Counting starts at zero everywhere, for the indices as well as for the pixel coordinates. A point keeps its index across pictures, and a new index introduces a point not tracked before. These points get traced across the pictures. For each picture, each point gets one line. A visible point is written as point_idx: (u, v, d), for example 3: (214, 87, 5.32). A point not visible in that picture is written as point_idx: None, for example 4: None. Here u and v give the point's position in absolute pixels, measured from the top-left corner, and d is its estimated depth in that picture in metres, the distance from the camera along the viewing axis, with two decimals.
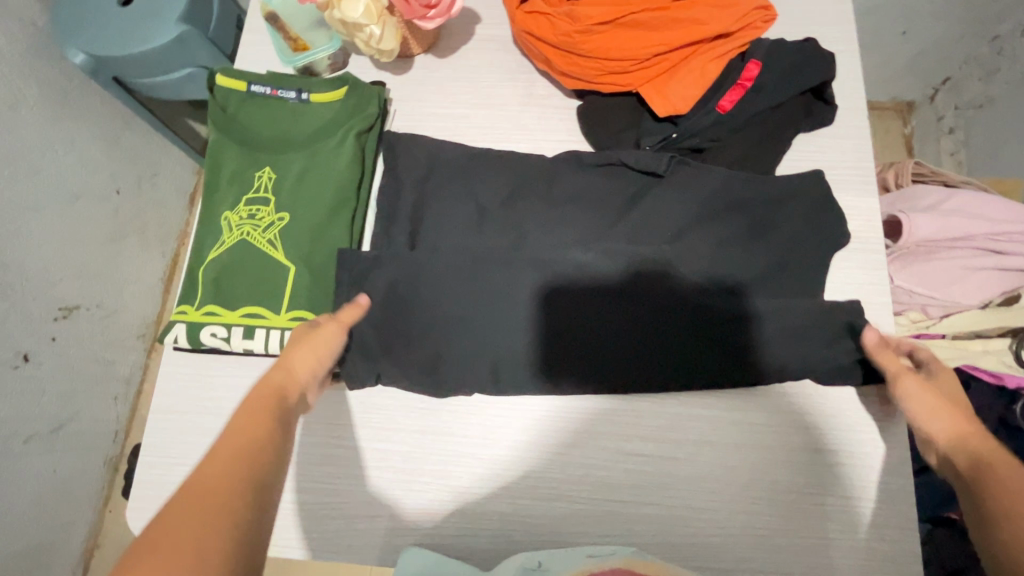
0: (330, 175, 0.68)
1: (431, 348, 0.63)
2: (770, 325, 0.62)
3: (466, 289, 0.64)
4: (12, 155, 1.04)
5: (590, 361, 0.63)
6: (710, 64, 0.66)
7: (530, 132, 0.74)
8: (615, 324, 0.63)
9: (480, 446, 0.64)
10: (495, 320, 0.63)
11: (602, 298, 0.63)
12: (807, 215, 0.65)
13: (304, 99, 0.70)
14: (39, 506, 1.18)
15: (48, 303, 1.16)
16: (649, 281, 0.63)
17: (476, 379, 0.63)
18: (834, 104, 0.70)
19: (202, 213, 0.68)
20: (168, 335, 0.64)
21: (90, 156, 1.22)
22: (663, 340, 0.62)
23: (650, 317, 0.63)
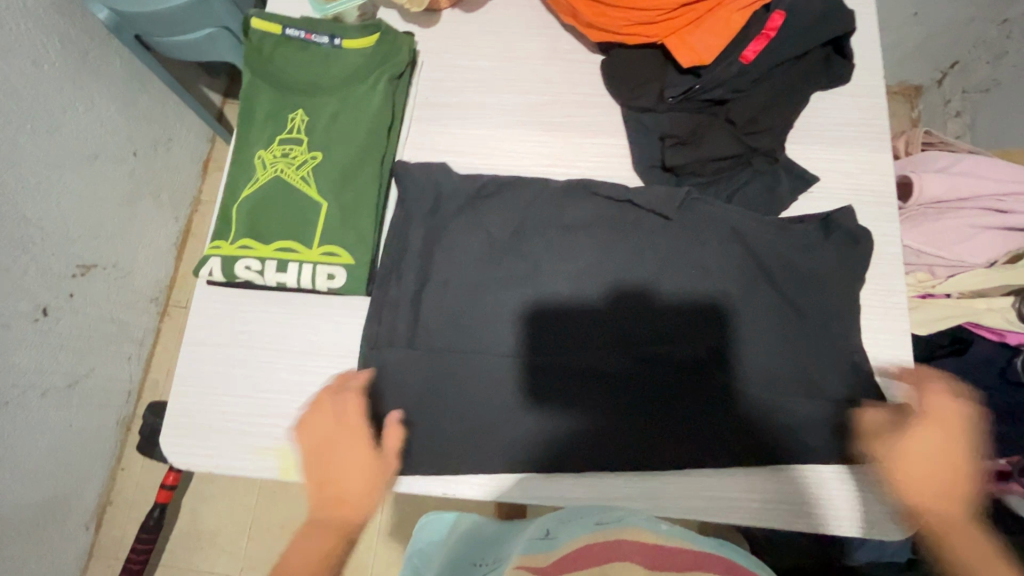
0: (362, 120, 0.70)
1: (450, 377, 0.65)
2: (765, 313, 0.66)
3: (486, 295, 0.68)
4: (34, 110, 1.05)
5: (602, 404, 0.64)
6: (734, 14, 0.66)
7: (554, 86, 0.76)
8: (626, 371, 0.65)
9: (491, 427, 0.64)
10: (503, 332, 0.67)
11: (604, 289, 0.68)
12: (819, 265, 0.67)
13: (337, 44, 0.71)
14: (56, 458, 1.20)
15: (66, 261, 1.18)
16: (658, 321, 0.66)
17: (491, 413, 0.64)
18: (851, 60, 0.70)
19: (237, 152, 0.70)
20: (202, 268, 0.67)
21: (108, 118, 1.23)
22: (662, 329, 0.66)
23: (649, 306, 0.67)
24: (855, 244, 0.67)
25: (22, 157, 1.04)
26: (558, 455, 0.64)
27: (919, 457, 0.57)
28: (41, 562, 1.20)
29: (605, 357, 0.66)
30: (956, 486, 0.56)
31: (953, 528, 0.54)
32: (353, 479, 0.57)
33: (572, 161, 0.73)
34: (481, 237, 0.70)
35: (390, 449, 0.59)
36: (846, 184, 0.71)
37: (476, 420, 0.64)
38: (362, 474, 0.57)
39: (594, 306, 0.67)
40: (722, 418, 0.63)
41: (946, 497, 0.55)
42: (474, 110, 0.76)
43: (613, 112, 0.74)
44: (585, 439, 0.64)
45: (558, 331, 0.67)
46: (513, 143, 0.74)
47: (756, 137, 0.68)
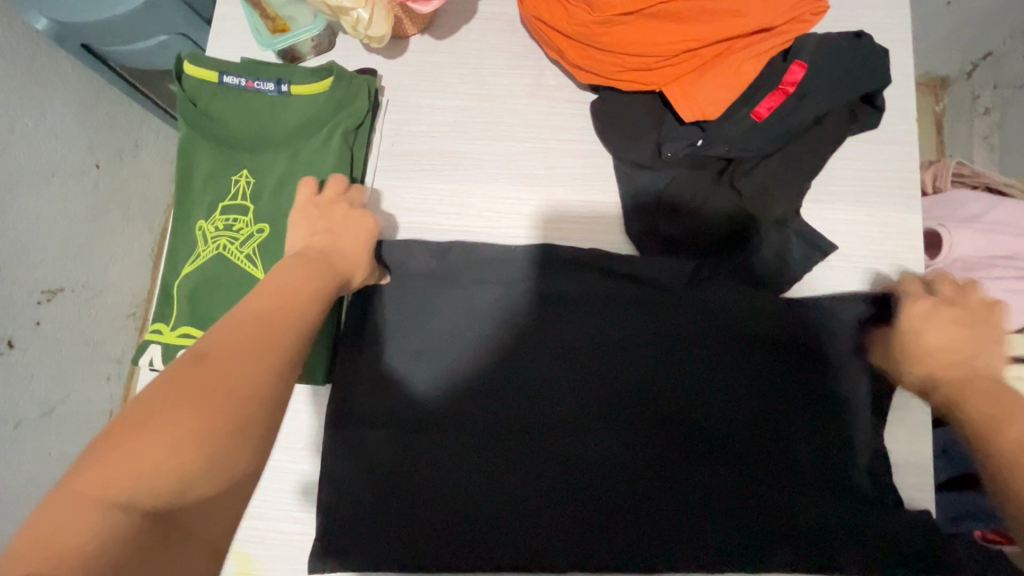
0: (314, 181, 0.61)
1: (422, 460, 0.59)
2: (766, 396, 0.59)
3: (472, 366, 0.61)
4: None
5: (610, 465, 0.58)
6: (747, 64, 0.57)
7: (537, 130, 0.67)
8: (637, 427, 0.59)
9: (461, 531, 0.57)
10: (475, 418, 0.60)
11: (588, 366, 0.61)
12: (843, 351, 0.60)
13: (284, 91, 0.62)
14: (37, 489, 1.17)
15: (30, 288, 1.10)
16: (649, 394, 0.60)
17: (478, 488, 0.58)
18: (883, 112, 0.59)
19: (177, 220, 0.62)
20: (143, 357, 0.60)
21: (62, 129, 1.13)
22: (651, 411, 0.60)
23: (638, 384, 0.60)
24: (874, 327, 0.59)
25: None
26: (537, 556, 0.56)
27: (949, 321, 0.52)
28: None
29: (614, 411, 0.60)
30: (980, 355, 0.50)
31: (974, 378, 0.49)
32: (348, 250, 0.52)
33: (556, 221, 0.65)
34: (452, 311, 0.62)
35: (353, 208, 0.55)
36: (867, 250, 0.62)
37: (444, 517, 0.57)
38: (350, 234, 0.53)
39: (603, 356, 0.61)
40: (726, 500, 0.57)
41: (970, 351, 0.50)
42: (446, 160, 0.67)
43: (603, 165, 0.65)
44: (583, 507, 0.57)
45: (562, 384, 0.61)
46: (490, 201, 0.65)
47: (767, 203, 0.59)
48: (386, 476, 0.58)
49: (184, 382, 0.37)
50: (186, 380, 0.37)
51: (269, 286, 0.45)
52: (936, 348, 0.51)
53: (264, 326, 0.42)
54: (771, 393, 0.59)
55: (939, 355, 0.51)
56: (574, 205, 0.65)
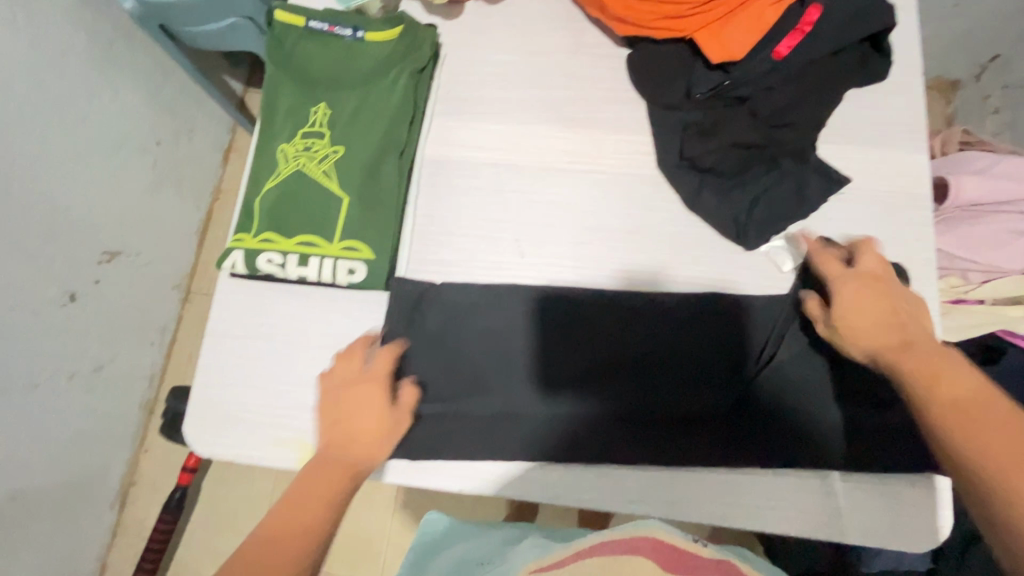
0: (383, 113, 0.69)
1: (458, 383, 0.65)
2: (774, 331, 0.64)
3: (504, 290, 0.68)
4: (73, 77, 0.98)
5: (620, 407, 0.64)
6: (768, 9, 0.64)
7: (578, 80, 0.75)
8: (655, 369, 0.65)
9: (494, 442, 0.64)
10: (505, 350, 0.66)
11: (604, 313, 0.67)
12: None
13: (360, 37, 0.71)
14: (76, 450, 1.12)
15: (91, 246, 1.08)
16: (659, 339, 0.66)
17: (507, 412, 0.64)
18: (890, 58, 0.67)
19: (260, 144, 0.71)
20: (226, 261, 0.68)
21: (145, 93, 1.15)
22: (661, 355, 0.66)
23: (650, 329, 0.66)
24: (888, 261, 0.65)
25: (64, 126, 0.97)
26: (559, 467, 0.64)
27: (855, 298, 0.53)
28: (67, 543, 1.15)
29: (628, 363, 0.66)
30: (904, 333, 0.51)
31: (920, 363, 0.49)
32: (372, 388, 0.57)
33: (593, 158, 0.72)
34: (491, 250, 0.70)
35: (380, 369, 0.59)
36: (879, 186, 0.68)
37: (481, 431, 0.64)
38: (375, 418, 0.56)
39: (611, 315, 0.67)
40: (731, 430, 0.63)
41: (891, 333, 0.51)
42: (496, 104, 0.75)
43: (637, 109, 0.73)
44: (626, 447, 0.63)
45: (577, 342, 0.66)
46: (535, 139, 0.73)
47: (785, 135, 0.66)
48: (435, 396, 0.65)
49: (280, 545, 0.48)
50: (285, 533, 0.49)
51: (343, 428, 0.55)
52: (862, 339, 0.52)
53: (299, 507, 0.51)
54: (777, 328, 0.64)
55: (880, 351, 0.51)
56: (610, 145, 0.72)
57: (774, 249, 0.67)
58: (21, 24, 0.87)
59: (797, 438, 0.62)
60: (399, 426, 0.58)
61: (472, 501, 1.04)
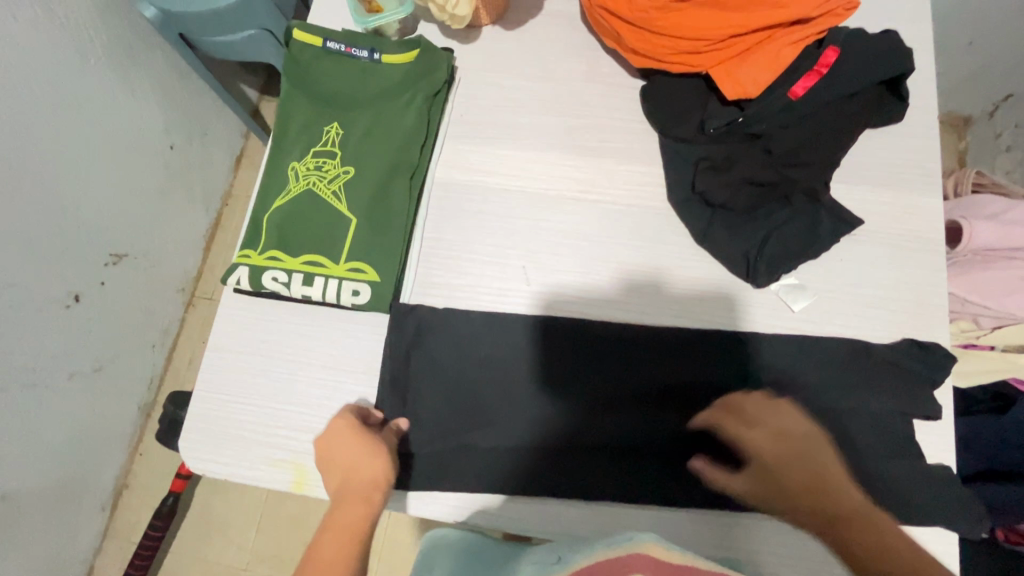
0: (396, 135, 0.69)
1: (457, 414, 0.64)
2: (775, 374, 0.63)
3: (506, 323, 0.67)
4: (90, 79, 0.98)
5: (620, 446, 0.63)
6: (786, 49, 0.64)
7: (591, 108, 0.75)
8: (657, 407, 0.64)
9: (493, 474, 0.63)
10: (505, 381, 0.65)
11: (608, 346, 0.66)
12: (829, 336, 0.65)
13: (376, 59, 0.71)
14: (70, 452, 1.11)
15: (98, 247, 1.08)
16: (662, 376, 0.64)
17: (504, 446, 0.63)
18: (907, 101, 0.67)
19: (271, 161, 0.71)
20: (230, 277, 0.67)
21: (161, 97, 1.15)
22: (664, 392, 0.64)
23: (654, 365, 0.65)
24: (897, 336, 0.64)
25: (78, 126, 0.98)
26: (558, 502, 0.63)
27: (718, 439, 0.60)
28: (57, 543, 1.14)
29: (633, 405, 0.64)
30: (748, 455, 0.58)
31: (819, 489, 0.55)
32: (367, 469, 0.58)
33: (604, 187, 0.72)
34: (497, 277, 0.70)
35: (349, 422, 0.60)
36: (891, 228, 0.67)
37: (480, 463, 0.63)
38: (360, 460, 0.58)
39: (617, 354, 0.65)
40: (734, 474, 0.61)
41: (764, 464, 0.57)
42: (508, 130, 0.75)
43: (648, 140, 0.73)
44: (627, 487, 0.62)
45: (583, 381, 0.65)
46: (546, 166, 0.73)
47: (800, 174, 0.66)
48: (435, 429, 0.64)
49: None
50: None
51: (338, 520, 0.56)
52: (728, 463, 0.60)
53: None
54: (781, 372, 0.63)
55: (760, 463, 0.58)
56: (621, 176, 0.72)
57: (785, 287, 0.66)
58: (44, 26, 0.88)
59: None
60: (385, 448, 0.60)
61: None
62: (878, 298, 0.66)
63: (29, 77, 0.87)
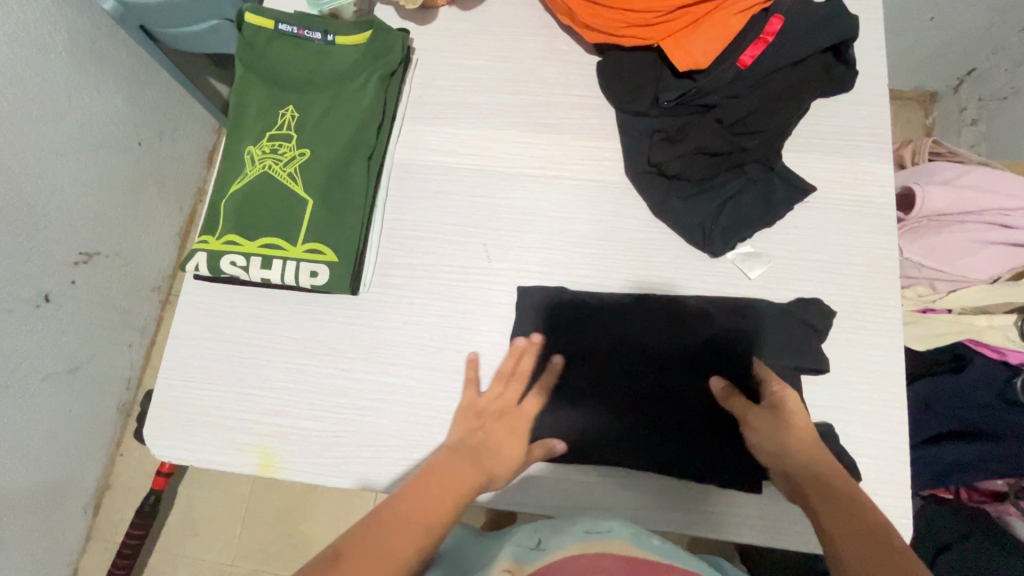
0: (352, 116, 0.69)
1: (423, 390, 0.65)
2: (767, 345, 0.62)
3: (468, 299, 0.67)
4: (51, 74, 0.96)
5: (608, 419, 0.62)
6: (733, 18, 0.65)
7: (549, 86, 0.75)
8: (652, 381, 0.63)
9: None
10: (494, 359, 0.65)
11: (602, 319, 0.65)
12: (785, 301, 0.66)
13: (329, 41, 0.71)
14: (48, 454, 1.10)
15: (68, 246, 1.06)
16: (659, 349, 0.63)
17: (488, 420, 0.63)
18: (854, 69, 0.68)
19: (228, 147, 0.71)
20: (189, 263, 0.67)
21: (127, 92, 1.13)
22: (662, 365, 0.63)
23: (650, 338, 0.64)
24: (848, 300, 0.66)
25: (39, 123, 0.96)
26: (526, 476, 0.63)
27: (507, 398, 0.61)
28: (39, 547, 1.13)
29: (645, 385, 0.63)
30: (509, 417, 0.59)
31: (832, 477, 0.48)
32: None
33: (563, 164, 0.72)
34: (457, 256, 0.70)
35: None
36: (844, 195, 0.69)
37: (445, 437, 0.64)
38: None
39: (620, 333, 0.64)
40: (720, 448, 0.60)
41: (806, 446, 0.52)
42: (468, 110, 0.75)
43: (605, 116, 0.73)
44: (632, 460, 0.61)
45: (591, 362, 0.64)
46: (505, 144, 0.73)
47: (753, 143, 0.67)
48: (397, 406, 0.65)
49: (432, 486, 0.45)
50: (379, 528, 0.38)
51: None
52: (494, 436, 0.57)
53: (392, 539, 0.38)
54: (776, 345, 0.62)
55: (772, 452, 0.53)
56: (580, 154, 0.72)
57: (741, 256, 0.67)
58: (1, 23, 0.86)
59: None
60: None
61: None
62: (833, 263, 0.67)
63: None
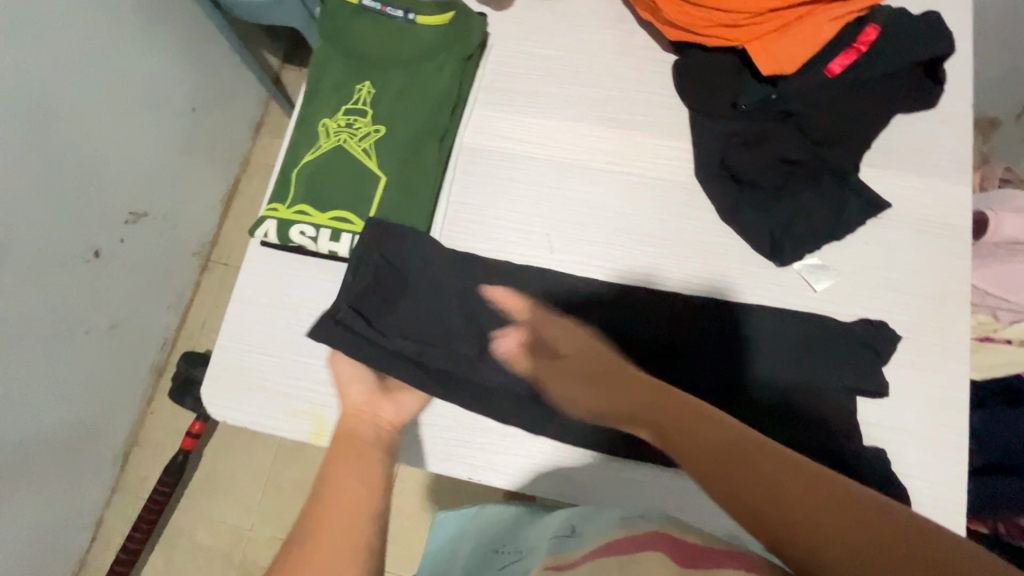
0: (429, 96, 0.70)
1: None
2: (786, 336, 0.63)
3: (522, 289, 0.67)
4: (118, 34, 0.98)
5: None
6: (828, 24, 0.63)
7: (621, 81, 0.74)
8: (662, 365, 0.64)
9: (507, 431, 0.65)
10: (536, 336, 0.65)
11: (610, 302, 0.66)
12: (848, 317, 0.65)
13: (411, 19, 0.71)
14: (85, 404, 1.13)
15: (119, 204, 1.09)
16: (672, 334, 0.64)
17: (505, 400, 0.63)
18: (941, 84, 0.66)
19: (302, 117, 0.71)
20: (258, 229, 0.68)
21: (187, 58, 1.15)
22: (674, 350, 0.64)
23: (660, 323, 0.65)
24: (913, 322, 0.65)
25: (104, 82, 0.98)
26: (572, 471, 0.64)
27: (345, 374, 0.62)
28: (70, 492, 1.16)
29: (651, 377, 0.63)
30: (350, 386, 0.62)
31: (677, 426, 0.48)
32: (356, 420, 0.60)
33: (630, 161, 0.72)
34: (517, 244, 0.70)
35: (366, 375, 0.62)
36: (917, 214, 0.67)
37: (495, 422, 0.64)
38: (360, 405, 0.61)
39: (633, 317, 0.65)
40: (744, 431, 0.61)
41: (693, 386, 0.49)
42: (537, 99, 0.74)
43: (679, 115, 0.72)
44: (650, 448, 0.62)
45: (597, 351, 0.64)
46: (573, 136, 0.73)
47: (831, 154, 0.66)
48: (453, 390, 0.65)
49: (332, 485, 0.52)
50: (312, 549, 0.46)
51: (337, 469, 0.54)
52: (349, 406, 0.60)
53: (350, 500, 0.50)
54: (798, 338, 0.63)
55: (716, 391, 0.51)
56: (647, 152, 0.72)
57: (808, 268, 0.66)
58: None
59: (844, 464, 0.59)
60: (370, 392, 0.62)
61: (468, 494, 1.03)
62: (901, 283, 0.66)
63: (60, 30, 0.88)
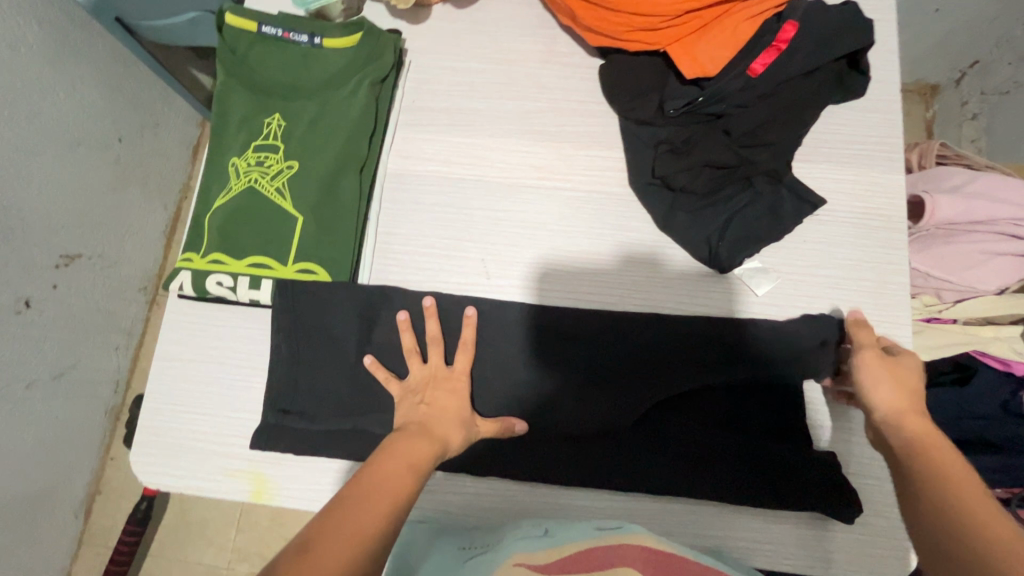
0: (343, 125, 0.66)
1: None
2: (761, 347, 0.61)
3: (458, 322, 0.64)
4: (23, 68, 0.91)
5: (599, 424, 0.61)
6: (743, 24, 0.62)
7: (548, 90, 0.71)
8: (640, 387, 0.61)
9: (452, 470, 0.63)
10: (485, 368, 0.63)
11: (584, 324, 0.63)
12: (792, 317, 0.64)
13: (316, 44, 0.67)
14: (36, 464, 1.06)
15: (47, 248, 1.01)
16: (647, 354, 0.62)
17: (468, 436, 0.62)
18: (868, 76, 0.65)
19: (210, 157, 0.67)
20: (173, 282, 0.64)
21: (105, 86, 1.07)
22: (653, 371, 0.61)
23: (635, 343, 0.62)
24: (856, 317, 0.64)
25: (13, 120, 0.90)
26: (523, 504, 0.62)
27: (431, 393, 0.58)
28: (30, 556, 1.10)
29: (629, 401, 0.61)
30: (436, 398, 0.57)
31: (927, 446, 0.47)
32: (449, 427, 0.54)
33: (563, 174, 0.69)
34: (452, 271, 0.67)
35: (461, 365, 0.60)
36: (853, 206, 0.66)
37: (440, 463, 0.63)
38: (455, 399, 0.58)
39: (607, 339, 0.63)
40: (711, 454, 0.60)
41: (934, 429, 0.49)
42: (462, 116, 0.71)
43: (608, 123, 0.70)
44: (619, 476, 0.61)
45: (572, 376, 0.62)
46: (502, 152, 0.70)
47: (762, 154, 0.64)
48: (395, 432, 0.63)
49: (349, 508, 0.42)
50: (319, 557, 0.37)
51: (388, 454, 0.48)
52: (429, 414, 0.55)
53: (365, 518, 0.41)
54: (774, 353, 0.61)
55: (914, 425, 0.50)
56: (580, 163, 0.69)
57: (749, 271, 0.65)
58: None
59: (795, 476, 0.59)
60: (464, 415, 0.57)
61: None
62: (842, 279, 0.65)
63: None
